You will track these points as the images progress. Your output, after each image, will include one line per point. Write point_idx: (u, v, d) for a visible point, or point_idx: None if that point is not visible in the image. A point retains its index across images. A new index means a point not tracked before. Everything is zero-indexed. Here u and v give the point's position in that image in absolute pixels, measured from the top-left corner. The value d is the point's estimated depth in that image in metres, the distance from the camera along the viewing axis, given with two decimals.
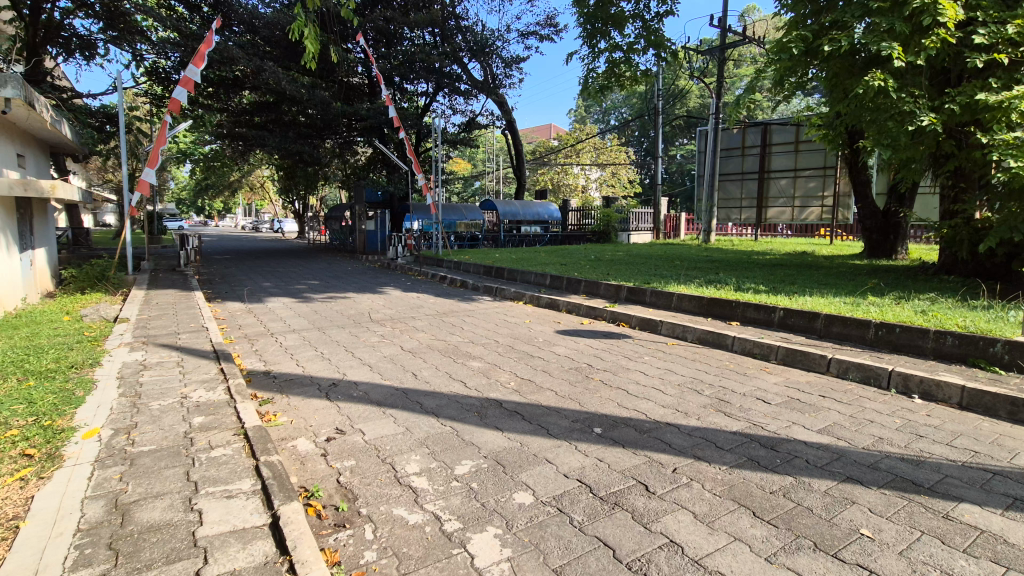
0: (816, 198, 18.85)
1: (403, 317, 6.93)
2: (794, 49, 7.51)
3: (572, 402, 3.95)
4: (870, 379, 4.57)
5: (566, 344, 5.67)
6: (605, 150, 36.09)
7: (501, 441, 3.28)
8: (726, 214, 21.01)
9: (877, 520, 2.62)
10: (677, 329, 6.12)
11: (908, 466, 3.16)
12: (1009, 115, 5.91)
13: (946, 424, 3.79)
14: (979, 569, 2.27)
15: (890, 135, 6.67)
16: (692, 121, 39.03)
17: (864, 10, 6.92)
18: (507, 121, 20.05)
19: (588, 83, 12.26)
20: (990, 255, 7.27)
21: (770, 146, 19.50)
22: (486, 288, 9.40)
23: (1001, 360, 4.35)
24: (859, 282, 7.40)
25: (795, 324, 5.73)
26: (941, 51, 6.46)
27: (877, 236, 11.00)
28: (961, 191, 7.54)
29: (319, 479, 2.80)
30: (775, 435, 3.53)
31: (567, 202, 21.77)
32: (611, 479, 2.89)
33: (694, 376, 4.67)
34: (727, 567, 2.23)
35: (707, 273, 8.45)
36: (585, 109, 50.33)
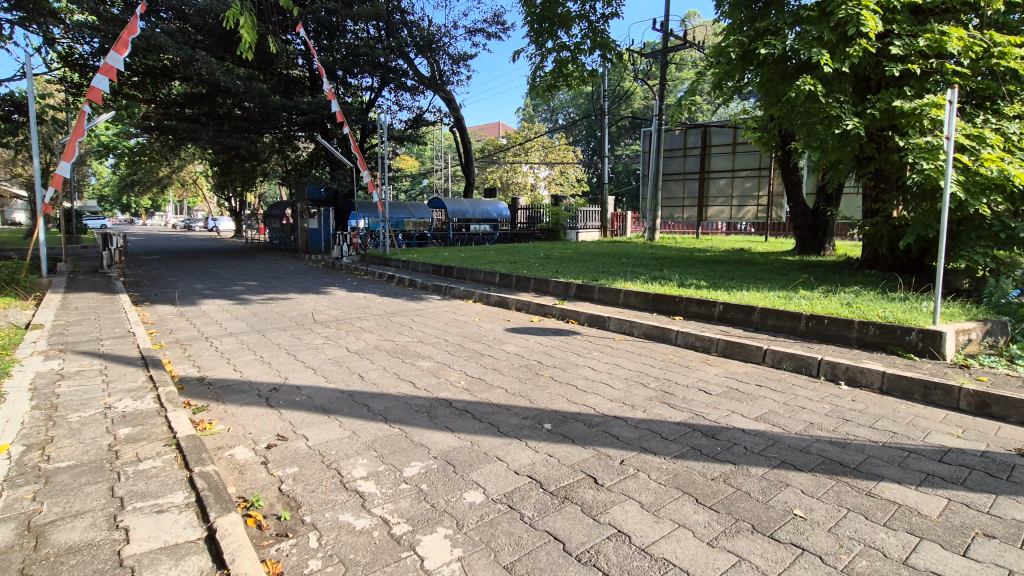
0: (752, 198, 19.86)
1: (349, 318, 6.75)
2: (732, 53, 7.87)
3: (522, 399, 3.97)
4: (801, 368, 4.85)
5: (516, 341, 5.69)
6: (553, 149, 36.42)
7: (451, 441, 3.25)
8: (669, 214, 21.99)
9: (809, 500, 2.78)
10: (624, 325, 6.28)
11: (836, 448, 3.37)
12: (922, 120, 6.42)
13: (869, 407, 4.07)
14: (898, 541, 2.45)
15: (818, 138, 7.10)
16: (637, 122, 40.17)
17: (796, 18, 7.34)
18: (455, 118, 19.89)
19: (535, 84, 12.35)
20: (907, 251, 7.85)
21: (710, 147, 20.39)
22: (435, 287, 9.28)
23: (916, 347, 4.74)
24: (792, 277, 7.82)
25: (733, 317, 5.99)
26: (863, 60, 6.94)
27: (807, 233, 11.68)
28: (882, 191, 8.09)
29: (260, 488, 2.68)
30: (716, 423, 3.68)
31: (516, 200, 21.86)
32: (561, 474, 2.92)
33: (640, 370, 4.79)
34: (672, 554, 2.30)
35: (652, 270, 8.69)
36: (533, 107, 50.68)
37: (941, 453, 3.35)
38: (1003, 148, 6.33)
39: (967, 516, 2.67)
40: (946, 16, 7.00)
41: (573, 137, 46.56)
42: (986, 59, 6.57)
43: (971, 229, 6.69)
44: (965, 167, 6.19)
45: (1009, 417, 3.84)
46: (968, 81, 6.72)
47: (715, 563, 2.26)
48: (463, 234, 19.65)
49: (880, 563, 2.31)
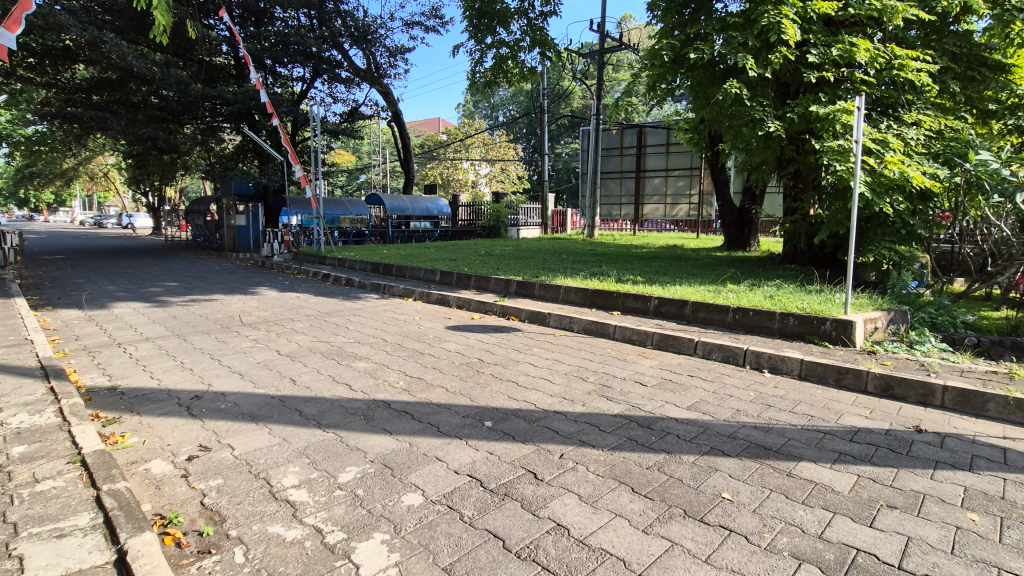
0: (684, 197, 20.70)
1: (281, 320, 6.45)
2: (664, 55, 8.15)
3: (463, 398, 3.93)
4: (730, 358, 5.10)
5: (456, 339, 5.64)
6: (494, 146, 36.38)
7: (390, 443, 3.18)
8: (608, 212, 22.65)
9: (736, 483, 2.93)
10: (564, 321, 6.36)
11: (760, 433, 3.58)
12: (834, 125, 6.93)
13: (789, 393, 4.36)
14: (814, 517, 2.63)
15: (744, 140, 7.51)
16: (576, 120, 40.99)
17: (722, 25, 7.71)
18: (393, 112, 19.46)
19: (475, 80, 12.28)
20: (822, 246, 8.44)
21: (645, 147, 21.17)
22: (374, 286, 9.06)
23: (830, 336, 5.12)
24: (721, 272, 8.22)
25: (667, 311, 6.23)
26: (784, 67, 7.38)
27: (735, 230, 12.33)
28: (801, 191, 8.66)
29: (179, 503, 2.50)
30: (651, 414, 3.81)
31: (457, 197, 21.70)
32: (502, 471, 2.92)
33: (579, 365, 4.88)
34: (609, 544, 2.36)
35: (591, 266, 8.88)
36: (474, 103, 50.49)
37: (852, 432, 3.63)
38: (902, 152, 6.93)
39: (873, 489, 2.91)
40: (854, 28, 7.58)
41: (514, 134, 46.92)
42: (888, 70, 7.16)
43: (876, 226, 7.29)
44: (872, 169, 6.73)
45: (908, 397, 4.24)
46: (874, 90, 7.31)
47: (650, 550, 2.33)
48: (403, 232, 19.29)
49: (799, 539, 2.46)
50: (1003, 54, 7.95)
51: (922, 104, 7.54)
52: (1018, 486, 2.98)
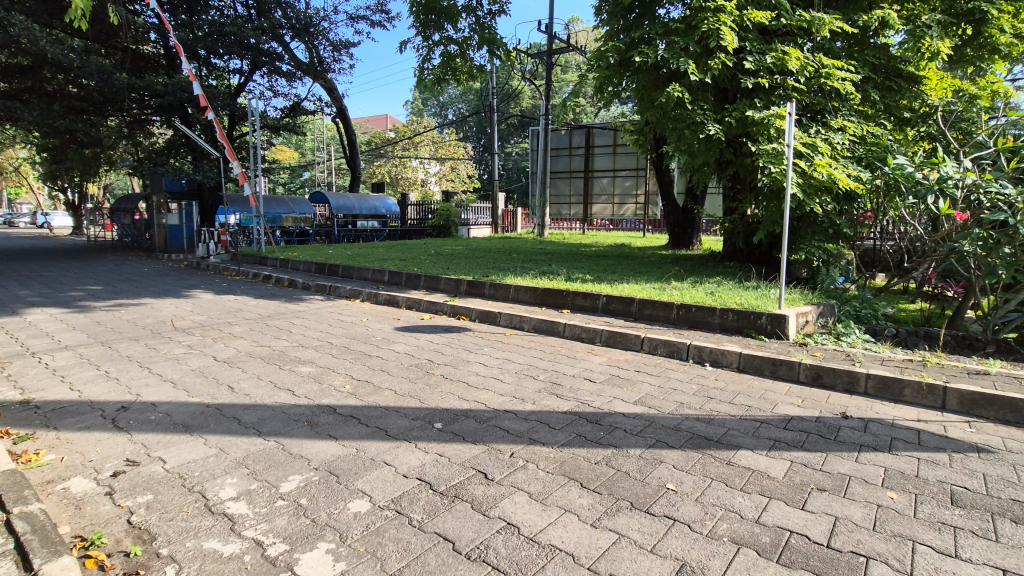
0: (631, 196, 21.55)
1: (217, 324, 6.14)
2: (611, 57, 8.33)
3: (412, 400, 3.87)
4: (674, 352, 5.28)
5: (405, 341, 5.55)
6: (443, 144, 36.07)
7: (335, 449, 3.08)
8: (557, 211, 23.15)
9: (680, 474, 3.03)
10: (514, 320, 6.39)
11: (702, 424, 3.72)
12: (769, 129, 7.29)
13: (729, 385, 4.56)
14: (752, 503, 2.76)
15: (687, 142, 7.78)
16: (525, 120, 41.27)
17: (665, 30, 7.96)
18: (338, 108, 18.91)
19: (422, 78, 12.11)
20: (758, 245, 8.88)
21: (593, 147, 21.81)
22: (319, 287, 8.78)
23: (765, 329, 5.39)
24: (665, 270, 8.48)
25: (615, 308, 6.37)
26: (723, 72, 7.69)
27: (678, 230, 12.78)
28: (739, 192, 9.08)
29: (103, 523, 2.34)
30: (599, 410, 3.89)
31: (406, 196, 21.38)
32: (451, 472, 2.90)
33: (529, 364, 4.91)
34: (559, 540, 2.39)
35: (540, 265, 8.95)
36: (422, 101, 49.88)
37: (786, 421, 3.84)
38: (830, 156, 7.38)
39: (805, 473, 3.09)
40: (786, 38, 8.00)
41: (464, 133, 46.72)
42: (817, 78, 7.59)
43: (807, 225, 7.74)
44: (803, 171, 7.12)
45: (836, 385, 4.53)
46: (804, 96, 7.74)
47: (598, 543, 2.38)
48: (349, 231, 18.76)
49: (737, 525, 2.58)
50: (917, 67, 8.61)
51: (847, 112, 8.05)
52: (930, 464, 3.25)
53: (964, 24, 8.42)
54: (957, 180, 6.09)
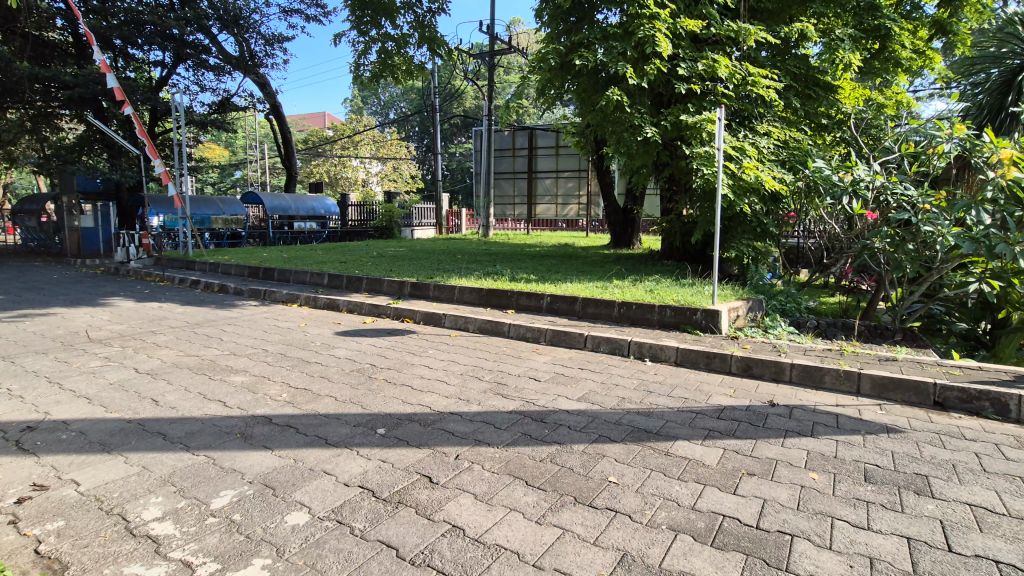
0: (574, 197, 22.15)
1: (139, 333, 5.74)
2: (551, 60, 8.45)
3: (353, 406, 3.78)
4: (616, 349, 5.43)
5: (346, 345, 5.40)
6: (384, 144, 35.42)
7: (271, 461, 2.96)
8: (501, 212, 23.29)
9: (621, 467, 3.12)
10: (459, 321, 6.36)
11: (642, 418, 3.85)
12: (701, 133, 7.64)
13: (667, 378, 4.74)
14: (688, 491, 2.89)
15: (625, 144, 8.04)
16: (468, 121, 41.25)
17: (604, 35, 8.17)
18: (272, 104, 18.16)
19: (359, 75, 11.81)
20: (693, 243, 9.30)
21: (536, 148, 22.13)
22: (253, 292, 8.38)
23: (701, 324, 5.66)
24: (607, 269, 8.69)
25: (559, 307, 6.48)
26: (658, 77, 7.98)
27: (619, 229, 13.16)
28: (675, 193, 9.44)
29: (6, 555, 2.13)
30: (544, 408, 3.94)
31: (346, 197, 20.80)
32: (395, 478, 2.85)
33: (475, 365, 4.90)
34: (504, 539, 2.40)
35: (485, 266, 8.95)
36: (362, 99, 48.78)
37: (719, 410, 4.04)
38: (757, 159, 7.81)
39: (737, 460, 3.26)
40: (716, 46, 8.39)
41: (406, 132, 46.04)
42: (743, 85, 8.01)
43: (738, 225, 8.16)
44: (733, 173, 7.48)
45: (764, 375, 4.81)
46: (733, 102, 8.14)
47: (543, 539, 2.41)
48: (285, 233, 18.00)
49: (675, 512, 2.69)
50: (832, 77, 9.26)
51: (771, 118, 8.55)
52: (847, 446, 3.51)
53: (872, 39, 9.15)
54: (868, 182, 6.60)
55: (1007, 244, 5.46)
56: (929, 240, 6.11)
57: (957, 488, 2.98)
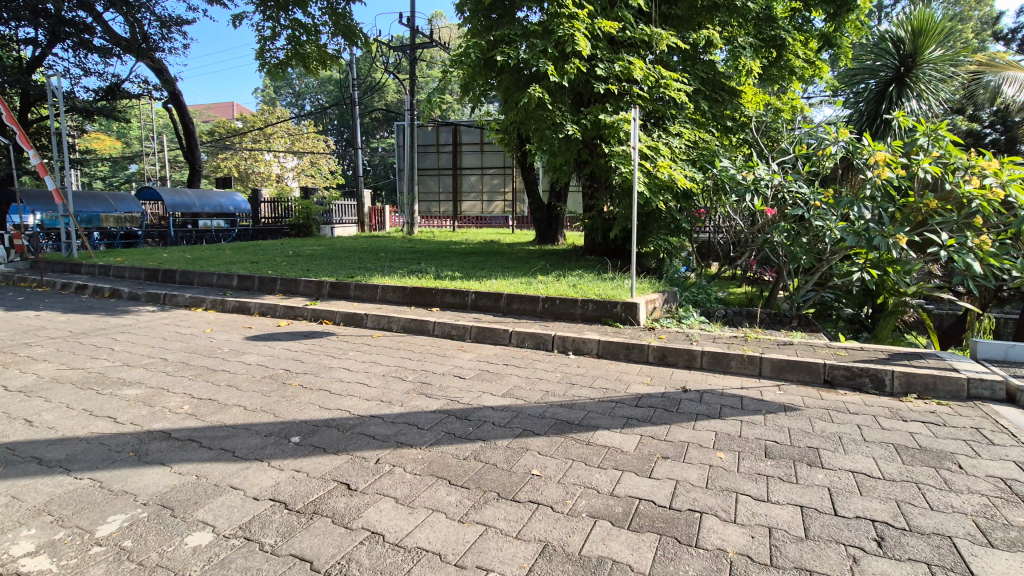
0: (499, 194, 22.47)
1: (10, 347, 5.09)
2: (473, 55, 8.44)
3: (265, 415, 3.57)
4: (539, 344, 5.52)
5: (258, 351, 5.10)
6: (300, 137, 33.81)
7: (169, 479, 2.73)
8: (426, 208, 22.95)
9: (544, 459, 3.17)
10: (381, 321, 6.19)
11: (565, 410, 3.94)
12: (619, 132, 7.94)
13: (589, 370, 4.88)
14: (608, 478, 2.98)
15: (548, 142, 8.19)
16: (390, 115, 40.30)
17: (525, 33, 8.27)
18: (170, 92, 16.76)
19: (268, 65, 11.18)
20: (613, 238, 9.65)
21: (460, 145, 22.02)
22: (152, 297, 7.69)
23: (621, 316, 5.87)
24: (531, 265, 8.82)
25: (484, 304, 6.48)
26: (577, 76, 8.18)
27: (543, 226, 13.40)
28: (596, 190, 9.73)
29: None
30: (468, 406, 3.92)
31: (258, 193, 19.52)
32: (309, 488, 2.72)
33: (398, 365, 4.80)
34: (426, 541, 2.36)
35: (409, 264, 8.77)
36: (275, 90, 46.27)
37: (637, 399, 4.22)
38: (670, 158, 8.21)
39: (652, 445, 3.42)
40: (631, 49, 8.72)
41: (323, 126, 44.12)
42: (657, 87, 8.38)
43: (654, 221, 8.56)
44: (648, 171, 7.84)
45: (677, 362, 5.08)
46: (648, 103, 8.48)
47: (465, 538, 2.40)
48: (189, 232, 16.80)
49: (595, 500, 2.77)
50: (736, 82, 9.90)
51: (682, 119, 9.00)
52: (750, 425, 3.79)
53: (769, 48, 9.87)
54: (768, 181, 7.15)
55: (883, 237, 6.10)
56: (819, 233, 6.72)
57: (842, 457, 3.31)
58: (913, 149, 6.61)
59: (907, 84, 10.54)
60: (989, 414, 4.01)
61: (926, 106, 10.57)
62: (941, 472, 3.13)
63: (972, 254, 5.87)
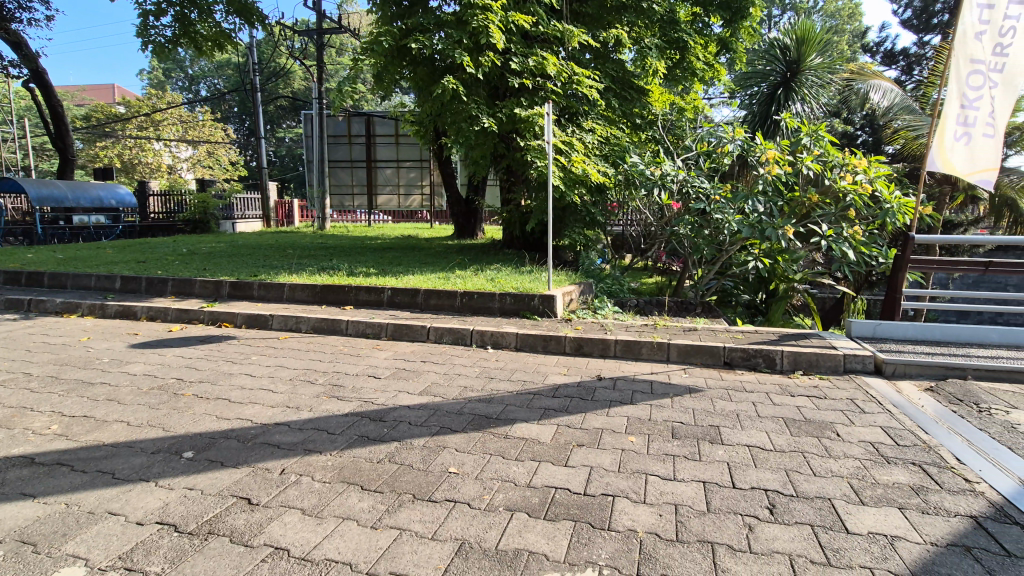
0: (417, 187, 22.02)
1: None
2: (385, 42, 8.17)
3: (153, 430, 3.25)
4: (458, 339, 5.47)
5: (146, 359, 4.64)
6: (194, 124, 31.08)
7: (30, 512, 2.40)
8: (340, 202, 22.06)
9: (461, 456, 3.14)
10: (289, 321, 5.85)
11: (483, 405, 3.92)
12: (534, 127, 8.02)
13: (508, 364, 4.90)
14: (525, 471, 3.00)
15: (464, 135, 8.12)
16: (297, 103, 38.13)
17: (439, 23, 8.14)
18: (32, 70, 14.76)
19: (154, 44, 10.14)
20: (531, 231, 9.77)
21: (374, 136, 21.25)
22: (13, 304, 6.75)
23: (539, 309, 5.95)
24: (450, 259, 8.73)
25: (401, 301, 6.31)
26: (492, 69, 8.15)
27: (462, 220, 13.33)
28: (513, 184, 9.77)
29: None
30: (383, 406, 3.80)
31: (145, 184, 17.73)
32: (204, 506, 2.51)
33: (307, 368, 4.55)
34: (335, 552, 2.25)
35: (320, 261, 8.36)
36: (164, 72, 42.21)
37: (554, 389, 4.29)
38: (583, 153, 8.42)
39: (569, 434, 3.49)
40: (545, 44, 8.82)
41: (222, 113, 40.87)
42: (570, 83, 8.51)
43: (570, 214, 8.74)
44: (563, 166, 8.00)
45: (593, 352, 5.25)
46: (561, 98, 8.62)
47: (378, 544, 2.32)
48: (59, 228, 14.95)
49: (512, 493, 2.78)
50: (644, 81, 10.32)
51: (595, 116, 9.27)
52: (659, 408, 3.98)
53: (673, 48, 10.47)
54: (674, 176, 7.54)
55: (774, 229, 6.65)
56: (718, 226, 7.21)
57: (740, 433, 3.57)
58: (798, 148, 7.24)
59: (793, 88, 11.58)
60: (861, 386, 4.51)
61: (808, 109, 11.67)
62: (822, 441, 3.46)
63: (847, 243, 6.55)
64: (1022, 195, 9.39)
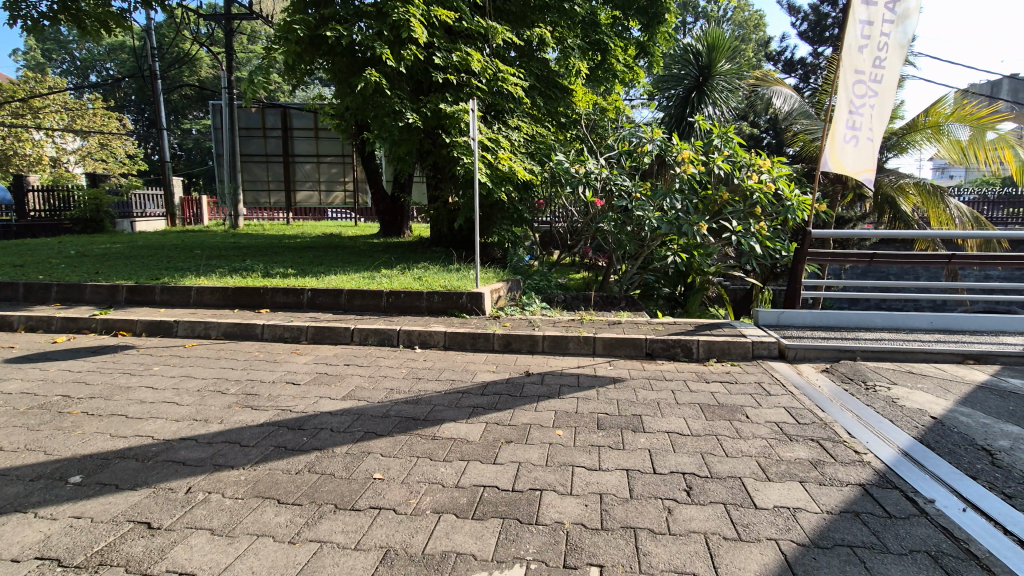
0: (339, 183, 21.23)
1: None
2: (298, 30, 7.79)
3: (32, 454, 2.90)
4: (384, 340, 5.33)
5: (24, 375, 4.13)
6: (81, 112, 28.02)
7: None
8: (254, 199, 20.81)
9: (386, 461, 3.05)
10: (196, 328, 5.43)
11: (410, 406, 3.84)
12: (459, 123, 7.93)
13: (436, 363, 4.84)
14: (453, 471, 2.97)
15: (387, 130, 7.92)
16: (204, 93, 35.52)
17: (359, 14, 7.89)
18: None
19: (26, 19, 9.05)
20: (459, 229, 9.72)
21: (291, 130, 20.21)
22: None
23: (467, 307, 5.91)
24: (374, 258, 8.49)
25: (322, 302, 6.06)
26: (415, 64, 7.99)
27: (387, 218, 13.01)
28: (440, 181, 9.66)
29: None
30: (302, 414, 3.62)
31: (23, 177, 15.82)
32: (94, 536, 2.27)
33: (217, 377, 4.24)
34: (248, 572, 2.11)
35: (231, 262, 7.86)
36: (44, 53, 37.79)
37: (482, 387, 4.28)
38: (509, 150, 8.45)
39: (497, 431, 3.50)
40: (469, 40, 8.77)
41: (117, 100, 37.25)
42: (495, 80, 8.51)
43: (498, 212, 8.76)
44: (490, 163, 8.00)
45: (521, 348, 5.29)
46: (486, 95, 8.61)
47: (296, 559, 2.20)
48: None
49: (440, 494, 2.74)
50: (567, 81, 10.50)
51: (520, 113, 9.34)
52: (585, 400, 4.08)
53: (595, 51, 10.72)
54: (597, 174, 7.76)
55: (690, 225, 7.01)
56: (640, 222, 7.51)
57: (660, 420, 3.73)
58: (710, 149, 7.55)
59: (705, 91, 12.22)
60: (767, 370, 4.86)
61: (720, 112, 12.26)
62: (734, 423, 3.69)
63: (754, 238, 7.04)
64: (898, 194, 10.54)
